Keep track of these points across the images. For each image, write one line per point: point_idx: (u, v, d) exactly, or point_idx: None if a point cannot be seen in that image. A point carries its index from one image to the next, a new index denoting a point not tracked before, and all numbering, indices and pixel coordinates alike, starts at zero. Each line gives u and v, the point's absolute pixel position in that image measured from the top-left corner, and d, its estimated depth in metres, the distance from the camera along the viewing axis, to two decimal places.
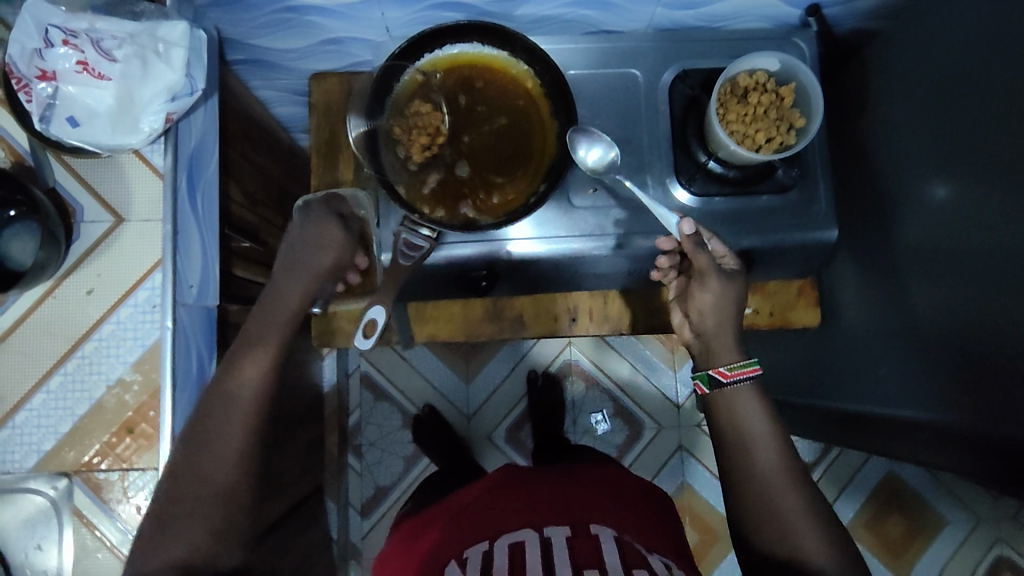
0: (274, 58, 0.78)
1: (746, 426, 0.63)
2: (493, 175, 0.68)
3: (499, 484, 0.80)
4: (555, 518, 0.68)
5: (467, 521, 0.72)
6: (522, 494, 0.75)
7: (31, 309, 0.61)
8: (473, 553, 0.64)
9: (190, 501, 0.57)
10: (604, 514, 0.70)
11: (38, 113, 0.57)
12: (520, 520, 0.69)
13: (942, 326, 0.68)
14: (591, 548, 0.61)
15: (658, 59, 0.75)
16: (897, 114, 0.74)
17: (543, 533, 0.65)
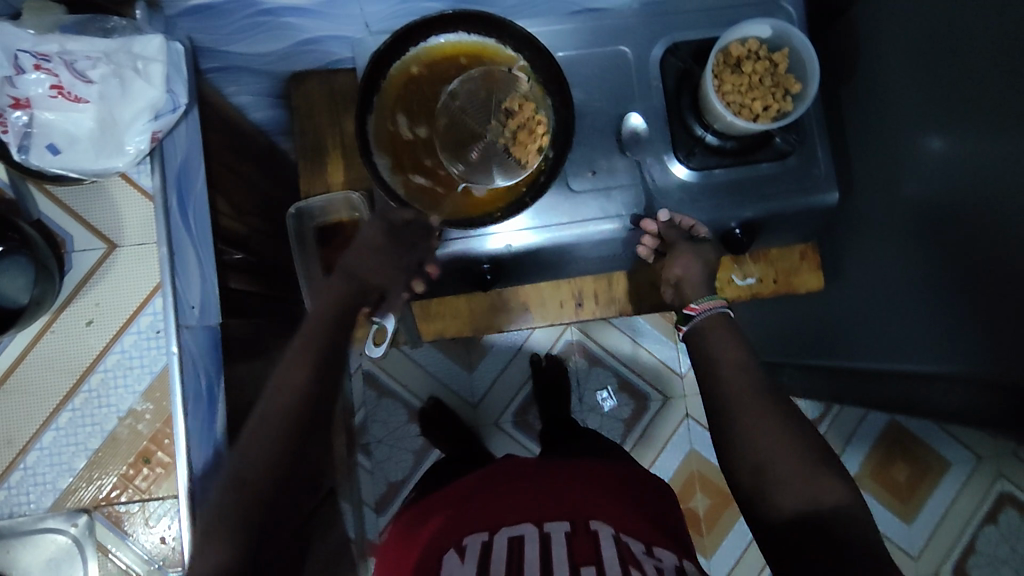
0: (249, 63, 0.76)
1: (709, 349, 0.63)
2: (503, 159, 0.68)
3: (494, 479, 0.77)
4: (550, 513, 0.66)
5: (470, 512, 0.69)
6: (528, 487, 0.73)
7: (31, 346, 0.59)
8: (472, 543, 0.62)
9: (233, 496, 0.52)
10: (609, 507, 0.67)
11: (16, 143, 0.55)
12: (520, 515, 0.66)
13: (950, 277, 0.68)
14: (592, 547, 0.59)
15: (645, 34, 0.74)
16: (887, 70, 0.73)
17: (543, 528, 0.63)
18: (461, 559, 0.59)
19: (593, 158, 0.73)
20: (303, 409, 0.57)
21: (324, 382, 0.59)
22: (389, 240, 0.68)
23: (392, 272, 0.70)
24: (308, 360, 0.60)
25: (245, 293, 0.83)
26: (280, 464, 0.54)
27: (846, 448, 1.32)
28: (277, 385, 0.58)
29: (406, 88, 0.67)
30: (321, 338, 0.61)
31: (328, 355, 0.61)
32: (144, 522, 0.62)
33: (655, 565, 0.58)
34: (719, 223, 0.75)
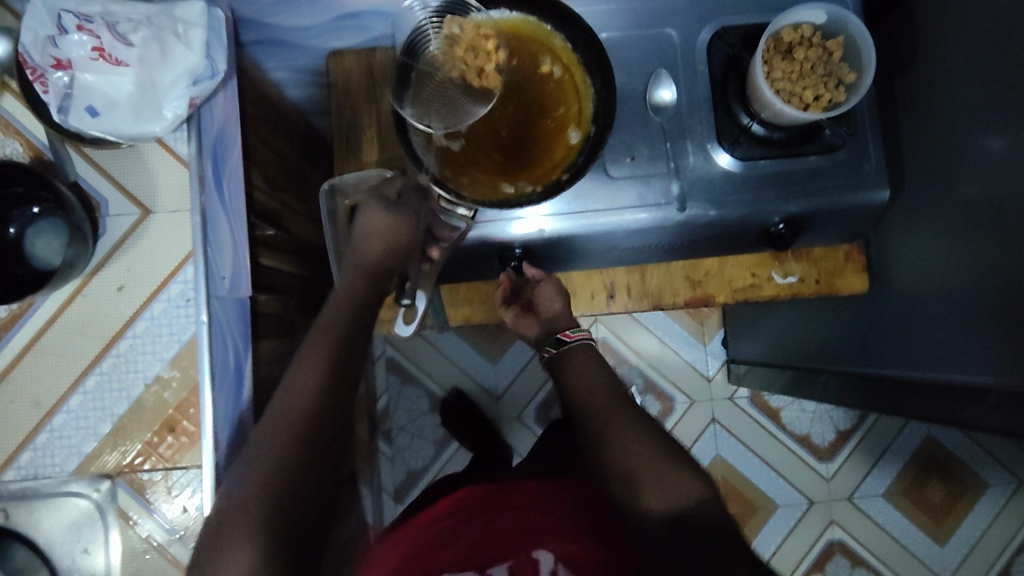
0: (290, 36, 0.75)
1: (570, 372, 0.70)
2: (549, 101, 0.66)
3: (475, 508, 0.67)
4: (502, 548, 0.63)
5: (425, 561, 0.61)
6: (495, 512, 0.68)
7: (63, 308, 0.59)
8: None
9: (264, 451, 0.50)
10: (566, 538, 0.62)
11: (56, 104, 0.54)
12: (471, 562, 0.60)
13: (1005, 283, 0.64)
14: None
15: (693, 17, 0.71)
16: (947, 63, 0.70)
17: None
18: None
19: (632, 144, 0.71)
20: (325, 405, 0.53)
21: (340, 380, 0.55)
22: (388, 210, 0.69)
23: (408, 247, 0.69)
24: (318, 356, 0.56)
25: (276, 270, 0.83)
26: (299, 468, 0.49)
27: (878, 463, 1.27)
28: (287, 385, 0.54)
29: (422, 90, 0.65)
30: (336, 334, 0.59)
31: (345, 360, 0.57)
32: (167, 491, 0.60)
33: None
34: (760, 217, 0.72)
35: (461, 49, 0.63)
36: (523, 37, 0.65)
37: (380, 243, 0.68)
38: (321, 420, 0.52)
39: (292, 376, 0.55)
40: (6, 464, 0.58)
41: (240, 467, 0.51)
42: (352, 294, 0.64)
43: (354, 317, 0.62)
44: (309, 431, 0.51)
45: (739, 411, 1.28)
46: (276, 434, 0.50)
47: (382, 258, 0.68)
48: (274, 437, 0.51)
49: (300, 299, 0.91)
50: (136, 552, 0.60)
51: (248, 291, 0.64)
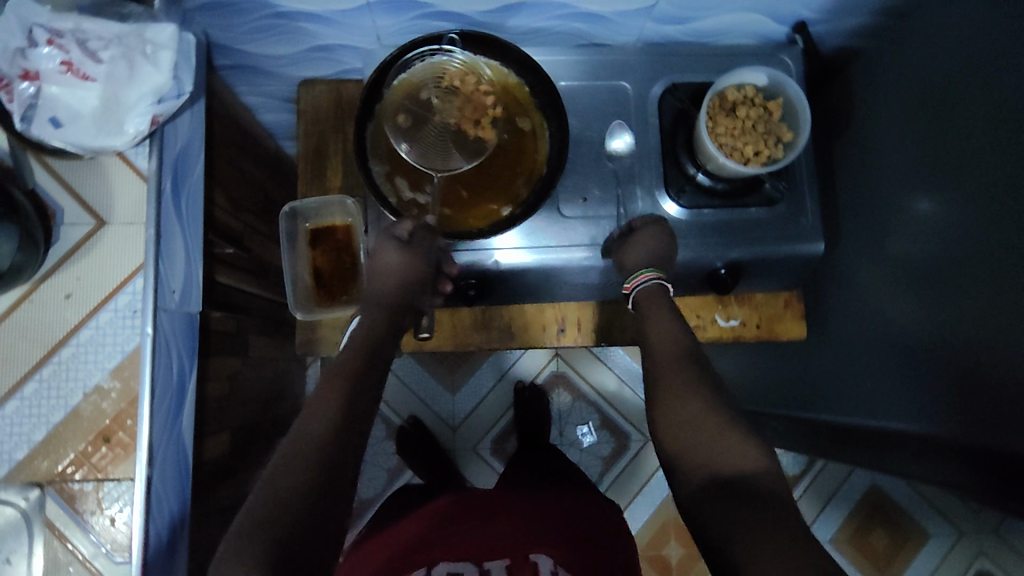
0: (263, 64, 0.78)
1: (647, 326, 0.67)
2: (520, 124, 0.69)
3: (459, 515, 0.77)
4: (492, 551, 0.69)
5: (428, 552, 0.69)
6: (478, 524, 0.74)
7: (7, 313, 0.59)
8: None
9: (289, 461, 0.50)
10: (548, 531, 0.72)
11: (20, 112, 0.55)
12: (467, 550, 0.69)
13: (929, 336, 0.68)
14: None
15: (646, 72, 0.76)
16: (880, 128, 0.75)
17: (483, 567, 0.66)
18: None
19: (585, 186, 0.75)
20: (342, 430, 0.54)
21: (357, 411, 0.56)
22: (403, 252, 0.68)
23: (422, 284, 0.71)
24: (339, 387, 0.57)
25: (233, 288, 0.84)
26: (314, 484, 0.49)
27: (824, 509, 1.29)
28: (306, 416, 0.54)
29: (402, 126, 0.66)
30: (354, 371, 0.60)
31: (363, 389, 0.59)
32: (96, 503, 0.60)
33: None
34: (704, 261, 0.76)
35: (459, 99, 0.67)
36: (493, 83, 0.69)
37: (398, 279, 0.69)
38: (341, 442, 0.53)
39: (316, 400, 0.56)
40: None
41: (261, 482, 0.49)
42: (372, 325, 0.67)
43: (371, 349, 0.64)
44: (333, 443, 0.52)
45: None
46: (302, 447, 0.51)
47: (396, 296, 0.70)
48: (299, 449, 0.51)
49: (257, 318, 0.92)
50: (59, 564, 0.59)
51: (197, 308, 0.66)
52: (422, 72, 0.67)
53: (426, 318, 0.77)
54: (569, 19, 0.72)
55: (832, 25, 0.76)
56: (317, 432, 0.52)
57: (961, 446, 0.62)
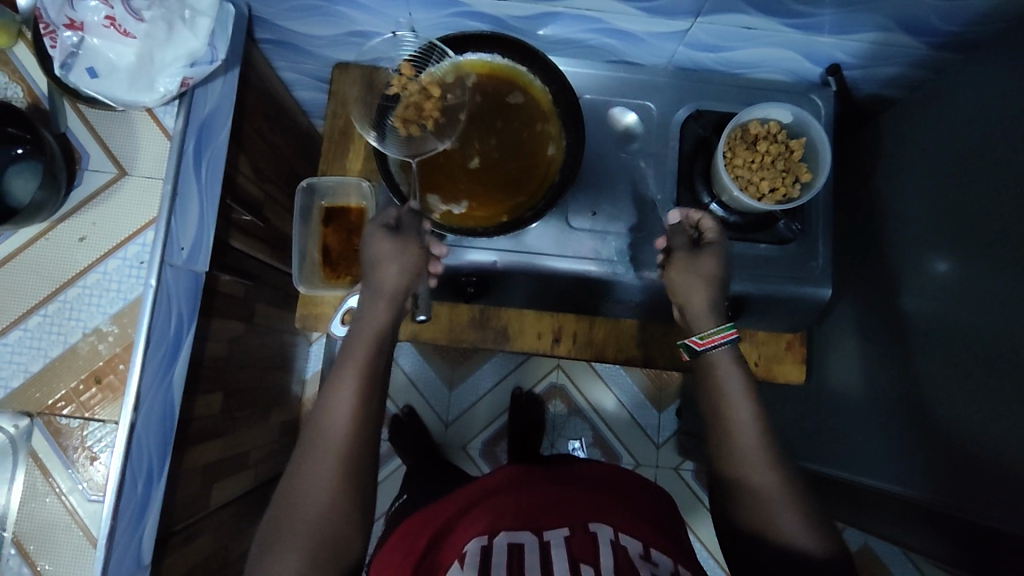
0: (301, 43, 0.80)
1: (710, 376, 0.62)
2: (513, 97, 0.70)
3: (511, 484, 0.72)
4: (552, 522, 0.62)
5: (475, 523, 0.65)
6: (535, 493, 0.69)
7: (24, 247, 0.62)
8: (472, 547, 0.59)
9: (310, 462, 0.55)
10: (606, 511, 0.65)
11: (60, 59, 0.58)
12: (520, 522, 0.64)
13: (928, 396, 0.66)
14: (592, 549, 0.56)
15: (673, 96, 0.76)
16: (904, 182, 0.74)
17: (543, 537, 0.60)
18: (462, 565, 0.56)
19: (596, 200, 0.75)
20: (353, 436, 0.56)
21: (375, 391, 0.59)
22: (396, 240, 0.63)
23: (418, 271, 0.64)
24: (351, 375, 0.58)
25: (245, 255, 0.86)
26: (339, 509, 0.54)
27: None
28: (324, 408, 0.57)
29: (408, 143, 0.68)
30: (360, 356, 0.60)
31: (379, 373, 0.60)
32: (80, 440, 0.62)
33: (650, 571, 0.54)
34: None
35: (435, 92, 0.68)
36: (498, 79, 0.70)
37: (398, 268, 0.63)
38: (352, 454, 0.56)
39: (330, 387, 0.58)
40: None
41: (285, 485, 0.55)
42: (379, 316, 0.62)
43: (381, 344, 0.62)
44: (351, 437, 0.56)
45: (679, 483, 1.28)
46: (321, 444, 0.56)
47: (396, 286, 0.63)
48: (319, 445, 0.56)
49: (266, 288, 0.94)
50: (37, 493, 0.61)
51: (204, 268, 0.68)
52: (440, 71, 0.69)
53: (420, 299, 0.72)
54: (603, 34, 0.73)
55: (868, 72, 0.75)
56: (334, 429, 0.56)
57: (947, 516, 0.61)
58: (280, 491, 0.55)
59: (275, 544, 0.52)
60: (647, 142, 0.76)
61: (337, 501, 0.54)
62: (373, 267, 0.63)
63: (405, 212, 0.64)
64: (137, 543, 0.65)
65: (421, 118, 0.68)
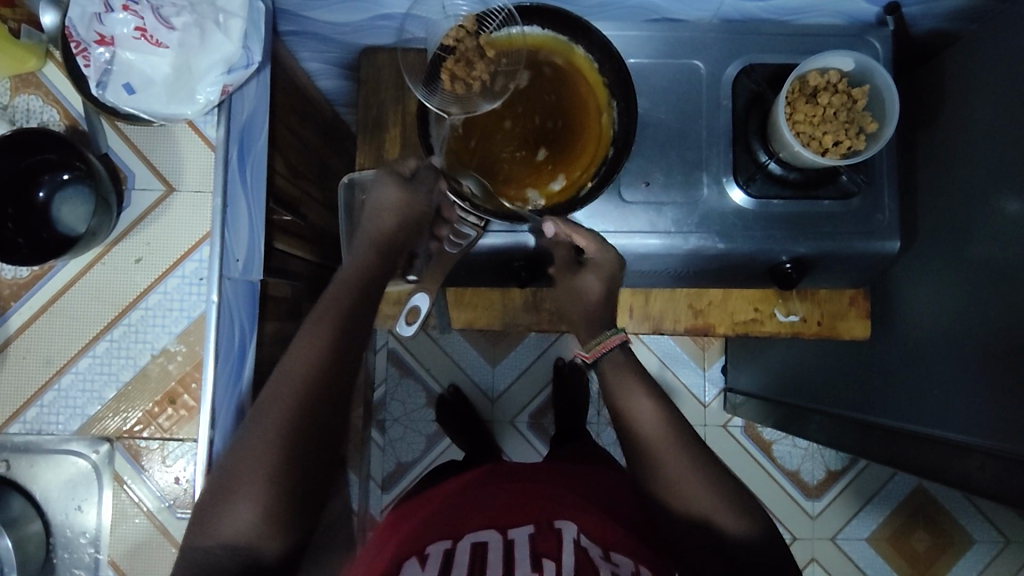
0: (327, 32, 0.77)
1: (627, 386, 0.60)
2: (535, 54, 0.67)
3: (489, 482, 0.69)
4: (517, 518, 0.58)
5: (438, 523, 0.60)
6: (517, 488, 0.66)
7: (80, 275, 0.61)
8: (435, 549, 0.54)
9: (268, 414, 0.49)
10: (580, 506, 0.61)
11: (96, 78, 0.56)
12: (488, 519, 0.59)
13: (1000, 344, 0.64)
14: (557, 546, 0.52)
15: (722, 51, 0.72)
16: (970, 120, 0.70)
17: (507, 535, 0.55)
18: (422, 566, 0.51)
19: (648, 170, 0.73)
20: (320, 390, 0.50)
21: (351, 340, 0.53)
22: (403, 187, 0.63)
23: (419, 223, 0.64)
24: (330, 321, 0.53)
25: (288, 255, 0.85)
26: (301, 467, 0.49)
27: (864, 508, 1.24)
28: (291, 354, 0.52)
29: (468, 138, 0.66)
30: (344, 304, 0.55)
31: (354, 320, 0.54)
32: (161, 460, 0.62)
33: (610, 571, 0.50)
34: (769, 254, 0.73)
35: (480, 63, 0.65)
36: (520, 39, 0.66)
37: (398, 215, 0.62)
38: (322, 406, 0.50)
39: (303, 332, 0.53)
40: (12, 417, 0.61)
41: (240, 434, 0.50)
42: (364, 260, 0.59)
43: (366, 286, 0.57)
44: (319, 387, 0.50)
45: (730, 443, 1.25)
46: (282, 396, 0.49)
47: (393, 234, 0.62)
48: (279, 397, 0.50)
49: (309, 285, 0.93)
50: (126, 515, 0.62)
51: (259, 278, 0.68)
52: (497, 32, 0.66)
53: (420, 259, 0.69)
54: None
55: (927, 7, 0.71)
56: (297, 379, 0.50)
57: (1021, 460, 0.58)
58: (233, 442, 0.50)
59: (224, 498, 0.48)
60: (694, 103, 0.73)
61: (298, 457, 0.49)
62: (373, 214, 0.63)
63: (423, 166, 0.65)
64: None
65: (470, 78, 0.65)
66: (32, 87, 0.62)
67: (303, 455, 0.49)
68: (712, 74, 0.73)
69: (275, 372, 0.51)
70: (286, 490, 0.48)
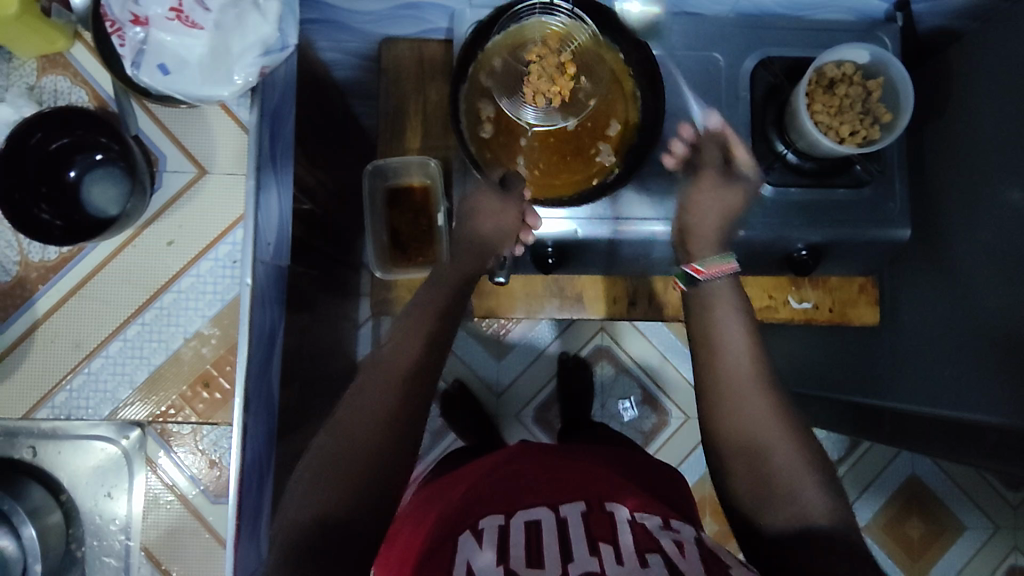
0: (350, 20, 0.79)
1: (715, 319, 0.58)
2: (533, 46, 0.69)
3: (514, 458, 0.67)
4: (561, 494, 0.57)
5: (486, 493, 0.59)
6: (550, 464, 0.64)
7: (112, 256, 0.62)
8: (490, 523, 0.54)
9: (370, 394, 0.50)
10: (616, 484, 0.60)
11: (130, 58, 0.57)
12: (536, 493, 0.58)
13: (1005, 326, 0.67)
14: (611, 528, 0.52)
15: (741, 44, 0.75)
16: (973, 111, 0.73)
17: (560, 512, 0.54)
18: (478, 543, 0.50)
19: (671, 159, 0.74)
20: (417, 378, 0.52)
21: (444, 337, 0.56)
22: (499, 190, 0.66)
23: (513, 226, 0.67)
24: (422, 317, 0.57)
25: (306, 243, 0.84)
26: (405, 452, 0.50)
27: (860, 496, 1.27)
28: (392, 343, 0.54)
29: (504, 148, 0.70)
30: (433, 305, 0.58)
31: (445, 321, 0.58)
32: (191, 443, 0.68)
33: (672, 539, 0.51)
34: (786, 241, 0.75)
35: (489, 81, 0.69)
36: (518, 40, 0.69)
37: (494, 213, 0.66)
38: (419, 387, 0.52)
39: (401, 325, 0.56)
40: (41, 402, 0.63)
41: (335, 419, 0.50)
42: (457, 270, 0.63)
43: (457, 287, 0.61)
44: (417, 376, 0.52)
45: None
46: (384, 379, 0.51)
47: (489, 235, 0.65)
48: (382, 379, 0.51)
49: (326, 275, 0.92)
50: (155, 500, 0.67)
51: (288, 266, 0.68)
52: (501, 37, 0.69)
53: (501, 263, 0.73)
54: None
55: None
56: (399, 363, 0.52)
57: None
58: (328, 427, 0.50)
59: (316, 483, 0.47)
60: (714, 91, 0.75)
61: (394, 439, 0.49)
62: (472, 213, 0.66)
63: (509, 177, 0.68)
64: (259, 541, 0.64)
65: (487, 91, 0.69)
66: (60, 68, 0.63)
67: (405, 442, 0.50)
68: (730, 64, 0.75)
69: (375, 358, 0.54)
70: (381, 471, 0.48)
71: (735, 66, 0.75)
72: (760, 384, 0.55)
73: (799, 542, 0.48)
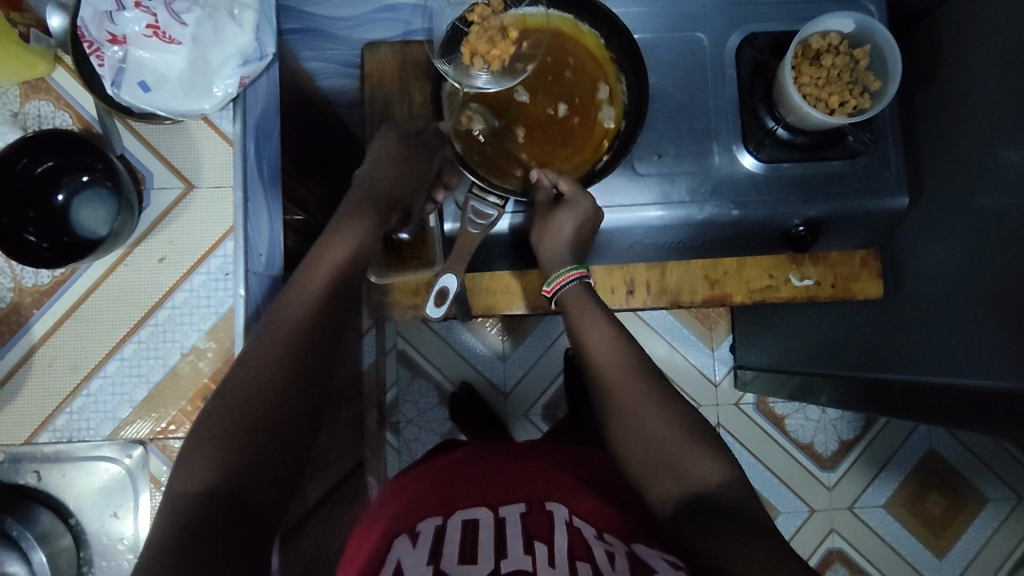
0: (329, 28, 0.83)
1: (581, 331, 0.65)
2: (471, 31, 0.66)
3: (460, 462, 0.69)
4: (509, 496, 0.60)
5: (428, 491, 0.63)
6: (497, 465, 0.67)
7: (103, 278, 0.61)
8: (425, 526, 0.56)
9: (261, 357, 0.53)
10: (564, 488, 0.62)
11: (110, 77, 0.56)
12: (476, 495, 0.61)
13: (1014, 288, 0.65)
14: (548, 529, 0.54)
15: (723, 22, 0.74)
16: (964, 74, 0.72)
17: (498, 513, 0.57)
18: (411, 543, 0.53)
19: (660, 143, 0.74)
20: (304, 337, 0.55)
21: (337, 299, 0.60)
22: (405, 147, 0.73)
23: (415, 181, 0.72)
24: (317, 282, 0.59)
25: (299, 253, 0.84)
26: (295, 414, 0.52)
27: (878, 475, 1.25)
28: (280, 305, 0.57)
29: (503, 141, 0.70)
30: (327, 272, 0.61)
31: (342, 281, 0.61)
32: None
33: (605, 550, 0.53)
34: (782, 218, 0.74)
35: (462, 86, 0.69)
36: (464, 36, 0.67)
37: (397, 170, 0.72)
38: (310, 348, 0.55)
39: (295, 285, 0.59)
40: (41, 427, 0.60)
41: (226, 380, 0.52)
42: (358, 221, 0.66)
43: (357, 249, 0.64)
44: (307, 337, 0.55)
45: (748, 419, 1.26)
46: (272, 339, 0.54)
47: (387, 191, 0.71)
48: (272, 342, 0.54)
49: None
50: None
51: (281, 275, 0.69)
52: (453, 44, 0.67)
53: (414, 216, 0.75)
54: None
55: None
56: (289, 328, 0.55)
57: None
58: (217, 393, 0.52)
59: (201, 450, 0.48)
60: (699, 72, 0.74)
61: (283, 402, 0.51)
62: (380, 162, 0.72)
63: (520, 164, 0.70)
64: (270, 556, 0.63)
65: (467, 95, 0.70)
66: (42, 92, 0.62)
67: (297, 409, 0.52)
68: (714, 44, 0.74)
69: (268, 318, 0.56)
70: (271, 434, 0.50)
71: (719, 45, 0.74)
72: (634, 374, 0.60)
73: (696, 518, 0.51)
